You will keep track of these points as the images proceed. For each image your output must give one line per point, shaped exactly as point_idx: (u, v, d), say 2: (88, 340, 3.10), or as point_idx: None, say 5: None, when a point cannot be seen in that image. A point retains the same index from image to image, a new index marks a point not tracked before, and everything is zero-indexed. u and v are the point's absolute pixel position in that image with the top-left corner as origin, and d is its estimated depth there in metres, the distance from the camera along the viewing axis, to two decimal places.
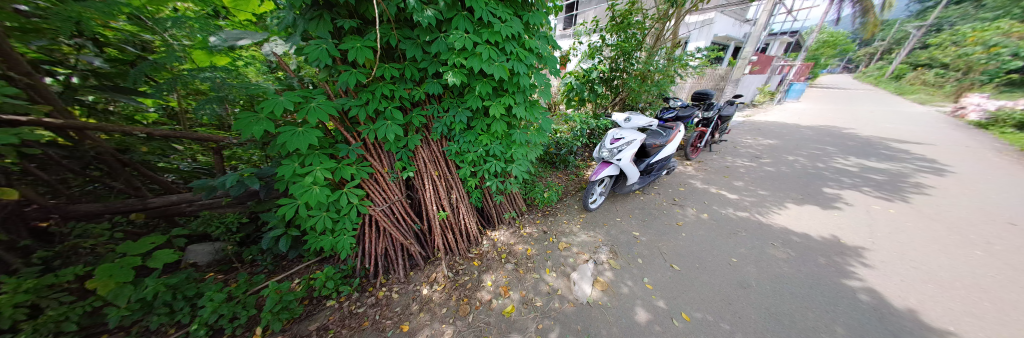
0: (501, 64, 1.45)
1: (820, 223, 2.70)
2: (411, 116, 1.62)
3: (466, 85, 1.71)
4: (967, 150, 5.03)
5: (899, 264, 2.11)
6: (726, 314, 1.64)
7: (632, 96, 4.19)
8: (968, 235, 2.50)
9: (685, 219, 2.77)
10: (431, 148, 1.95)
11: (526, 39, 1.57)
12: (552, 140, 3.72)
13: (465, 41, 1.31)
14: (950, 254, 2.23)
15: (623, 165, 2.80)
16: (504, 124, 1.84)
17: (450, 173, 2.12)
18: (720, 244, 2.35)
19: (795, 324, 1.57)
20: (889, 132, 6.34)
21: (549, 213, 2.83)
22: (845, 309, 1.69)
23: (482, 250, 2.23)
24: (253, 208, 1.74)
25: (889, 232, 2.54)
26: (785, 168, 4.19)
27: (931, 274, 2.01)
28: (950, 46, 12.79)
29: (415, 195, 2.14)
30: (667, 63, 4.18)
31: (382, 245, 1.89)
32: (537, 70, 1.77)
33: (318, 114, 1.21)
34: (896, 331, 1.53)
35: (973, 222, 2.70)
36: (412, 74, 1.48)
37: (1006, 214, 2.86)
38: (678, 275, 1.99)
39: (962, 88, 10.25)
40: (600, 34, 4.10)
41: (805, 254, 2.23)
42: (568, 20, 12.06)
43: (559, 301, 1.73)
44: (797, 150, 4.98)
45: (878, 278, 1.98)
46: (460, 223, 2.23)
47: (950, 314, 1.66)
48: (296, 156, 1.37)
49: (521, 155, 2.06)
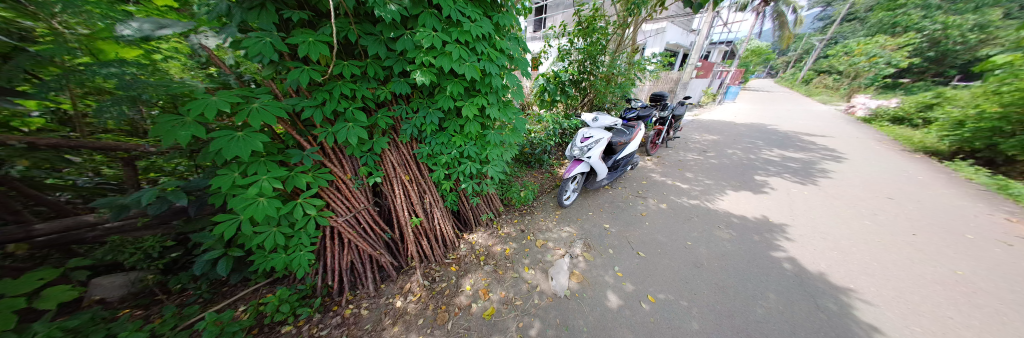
0: (472, 64, 1.45)
1: (755, 206, 3.15)
2: (376, 118, 1.53)
3: (436, 85, 1.67)
4: (857, 141, 6.24)
5: (812, 236, 2.56)
6: (683, 292, 1.84)
7: (599, 97, 4.46)
8: (860, 209, 3.11)
9: (647, 209, 3.03)
10: (400, 151, 1.87)
11: (497, 39, 1.58)
12: (527, 140, 3.80)
13: (434, 40, 1.28)
14: (848, 225, 2.77)
15: (593, 163, 2.96)
16: (478, 125, 1.83)
17: (423, 176, 2.05)
18: (677, 230, 2.62)
19: (737, 294, 1.83)
20: (802, 127, 7.63)
21: (526, 212, 2.88)
22: (776, 278, 2.01)
23: (460, 254, 2.18)
24: (181, 228, 1.49)
25: (805, 210, 3.07)
26: (727, 160, 4.80)
27: (835, 242, 2.48)
28: (841, 56, 15.82)
29: (384, 202, 2.03)
30: (628, 66, 4.52)
31: (347, 260, 1.77)
32: (510, 71, 1.80)
33: (261, 116, 1.07)
34: (813, 292, 1.88)
35: (860, 199, 3.39)
36: (377, 73, 1.41)
37: (885, 191, 3.62)
38: (643, 261, 2.17)
39: (853, 90, 12.70)
40: (568, 37, 4.28)
41: (744, 233, 2.59)
42: (538, 23, 12.44)
43: (538, 297, 1.77)
44: (736, 145, 5.74)
45: (797, 248, 2.38)
46: (435, 228, 2.16)
47: (850, 274, 2.07)
48: (236, 165, 1.21)
49: (496, 156, 2.06)
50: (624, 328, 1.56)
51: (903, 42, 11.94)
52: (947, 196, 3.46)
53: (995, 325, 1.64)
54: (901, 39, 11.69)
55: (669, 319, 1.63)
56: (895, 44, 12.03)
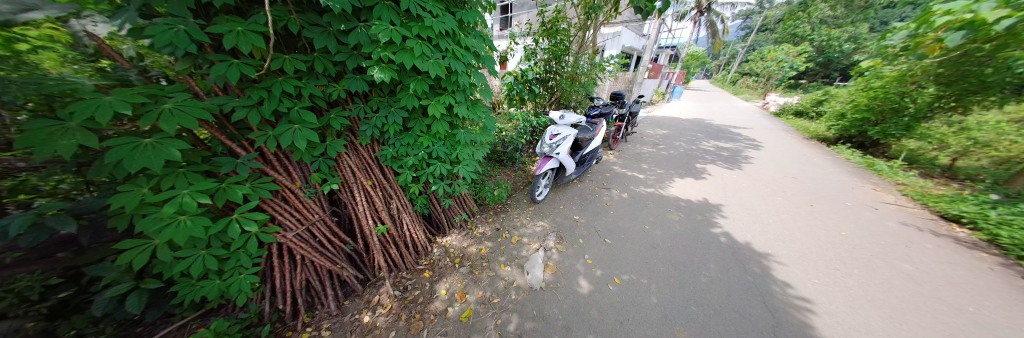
0: (436, 61, 1.41)
1: (698, 190, 3.62)
2: (329, 119, 1.41)
3: (397, 83, 1.58)
4: (771, 132, 7.54)
5: (741, 213, 3.04)
6: (643, 272, 2.05)
7: (565, 95, 4.66)
8: (775, 188, 3.78)
9: (611, 199, 3.27)
10: (359, 154, 1.74)
11: (462, 37, 1.55)
12: (498, 139, 3.81)
13: (392, 35, 1.21)
14: (767, 201, 3.35)
15: (562, 159, 3.10)
16: (446, 125, 1.78)
17: (387, 180, 1.94)
18: (637, 216, 2.89)
19: (685, 268, 2.10)
20: (731, 121, 8.95)
21: (500, 211, 2.89)
22: (714, 250, 2.35)
23: (433, 259, 2.11)
24: (68, 263, 1.11)
25: (735, 191, 3.62)
26: (675, 151, 5.42)
27: (757, 216, 2.98)
28: (758, 61, 18.88)
29: (344, 210, 1.88)
30: (590, 67, 4.79)
31: (302, 278, 1.60)
32: (477, 70, 1.78)
33: (176, 118, 0.90)
34: (742, 259, 2.25)
35: (774, 179, 4.12)
36: (328, 70, 1.29)
37: (791, 172, 4.45)
38: (609, 246, 2.35)
39: (767, 90, 15.27)
40: (533, 37, 4.38)
41: (690, 214, 2.96)
42: (504, 21, 12.54)
43: (515, 292, 1.80)
44: (681, 137, 6.51)
45: (730, 224, 2.81)
46: (404, 234, 2.06)
47: (768, 241, 2.51)
48: (145, 178, 1.00)
49: (467, 156, 2.03)
50: (595, 310, 1.69)
51: (800, 50, 14.69)
52: (831, 173, 4.39)
53: (860, 271, 2.15)
54: (798, 48, 14.37)
55: (632, 297, 1.80)
56: (794, 52, 14.74)
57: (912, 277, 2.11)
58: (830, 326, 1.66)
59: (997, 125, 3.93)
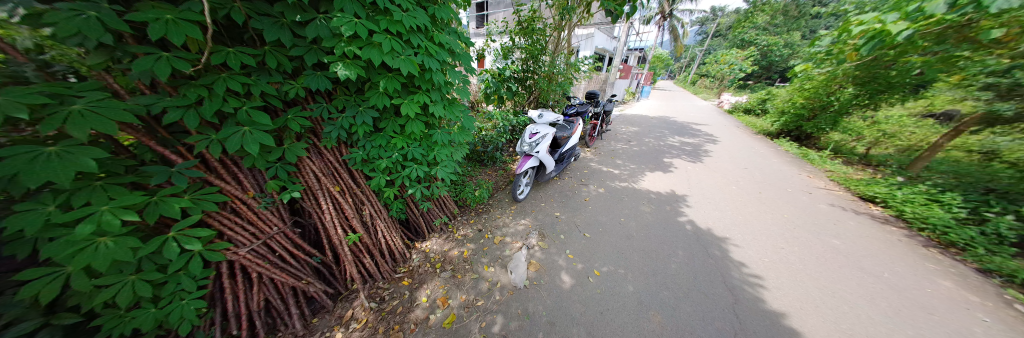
0: (408, 58, 1.34)
1: (666, 183, 3.88)
2: (287, 120, 1.27)
3: (364, 80, 1.48)
4: (727, 127, 8.33)
5: (704, 202, 3.32)
6: (620, 262, 2.15)
7: (543, 94, 4.71)
8: (732, 178, 4.17)
9: (589, 194, 3.38)
10: (324, 158, 1.62)
11: (435, 33, 1.49)
12: (478, 139, 3.77)
13: (357, 29, 1.13)
14: (725, 190, 3.69)
15: (541, 157, 3.13)
16: (422, 124, 1.70)
17: (357, 185, 1.82)
18: (613, 209, 3.02)
19: (658, 256, 2.24)
20: (693, 118, 9.74)
21: (482, 211, 2.85)
22: (682, 237, 2.54)
23: (413, 266, 2.02)
24: None
25: (699, 182, 3.94)
26: (645, 147, 5.76)
27: (718, 204, 3.27)
28: (714, 64, 20.77)
29: (309, 220, 1.73)
30: (566, 66, 4.91)
31: (260, 298, 1.44)
32: (452, 67, 1.72)
33: (89, 122, 0.75)
34: (705, 243, 2.46)
35: (730, 170, 4.55)
36: (282, 64, 1.16)
37: (745, 163, 4.95)
38: (589, 240, 2.42)
39: (721, 90, 16.90)
40: (510, 36, 4.37)
41: (660, 205, 3.17)
42: (480, 19, 12.45)
43: (499, 293, 1.79)
44: (651, 134, 6.95)
45: (695, 212, 3.05)
46: (379, 241, 1.94)
47: (726, 226, 2.77)
48: (50, 195, 0.83)
49: (446, 156, 1.96)
50: (578, 303, 1.73)
51: (748, 54, 16.43)
52: (776, 164, 4.96)
53: (801, 248, 2.46)
54: (746, 52, 16.05)
55: (611, 288, 1.88)
56: (743, 56, 16.46)
57: (841, 250, 2.46)
58: (777, 298, 1.88)
59: (899, 120, 5.05)
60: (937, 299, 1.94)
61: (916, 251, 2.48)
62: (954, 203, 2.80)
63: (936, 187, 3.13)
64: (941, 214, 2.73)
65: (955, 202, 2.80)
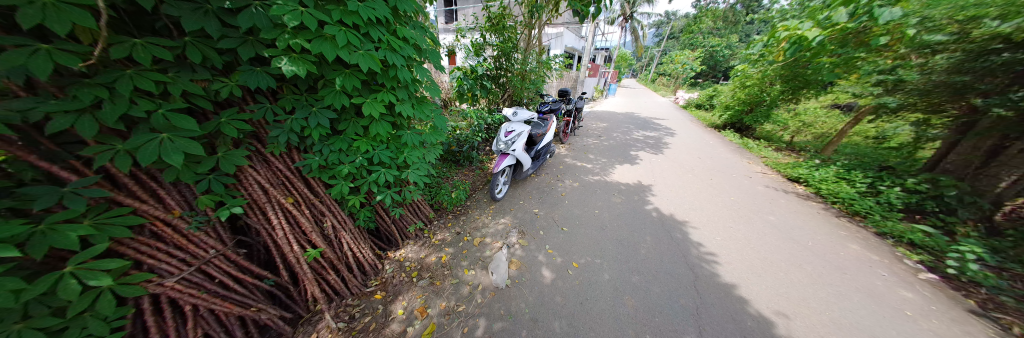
0: (367, 53, 1.23)
1: (635, 174, 4.14)
2: (219, 124, 1.09)
3: (316, 77, 1.33)
4: (684, 121, 9.14)
5: (667, 190, 3.59)
6: (596, 252, 2.24)
7: (517, 92, 4.72)
8: (691, 167, 4.58)
9: (566, 189, 3.47)
10: (271, 167, 1.45)
11: (397, 27, 1.40)
12: (452, 139, 3.65)
13: (304, 19, 1.00)
14: (685, 179, 4.04)
15: (518, 155, 3.13)
16: (388, 125, 1.58)
17: (314, 195, 1.66)
18: (588, 202, 3.13)
19: (629, 243, 2.38)
20: (655, 114, 10.52)
21: (460, 213, 2.77)
22: (649, 223, 2.73)
23: (386, 277, 1.89)
24: None
25: (662, 172, 4.27)
26: (614, 141, 6.07)
27: (679, 191, 3.56)
28: (671, 63, 22.67)
29: (256, 238, 1.54)
30: (538, 64, 4.96)
31: (197, 334, 1.23)
32: (419, 64, 1.63)
33: None
34: (669, 228, 2.68)
35: (688, 160, 5.00)
36: (208, 58, 0.99)
37: (700, 153, 5.47)
38: (566, 234, 2.48)
39: (677, 87, 18.54)
40: (481, 33, 4.28)
41: (629, 196, 3.37)
42: (449, 15, 12.16)
43: (481, 295, 1.75)
44: (618, 129, 7.35)
45: (660, 200, 3.30)
46: (345, 255, 1.79)
47: (686, 211, 3.04)
48: None
49: (417, 158, 1.86)
50: (559, 296, 1.76)
51: (697, 55, 18.23)
52: (725, 152, 5.56)
53: (746, 226, 2.78)
54: (697, 53, 17.78)
55: (588, 278, 1.94)
56: (694, 56, 18.21)
57: (777, 225, 2.83)
58: (728, 272, 2.11)
59: (814, 111, 5.84)
60: (849, 260, 2.32)
61: (833, 221, 2.95)
62: (858, 179, 3.39)
63: (845, 167, 3.77)
64: (849, 189, 3.29)
65: (857, 179, 3.39)
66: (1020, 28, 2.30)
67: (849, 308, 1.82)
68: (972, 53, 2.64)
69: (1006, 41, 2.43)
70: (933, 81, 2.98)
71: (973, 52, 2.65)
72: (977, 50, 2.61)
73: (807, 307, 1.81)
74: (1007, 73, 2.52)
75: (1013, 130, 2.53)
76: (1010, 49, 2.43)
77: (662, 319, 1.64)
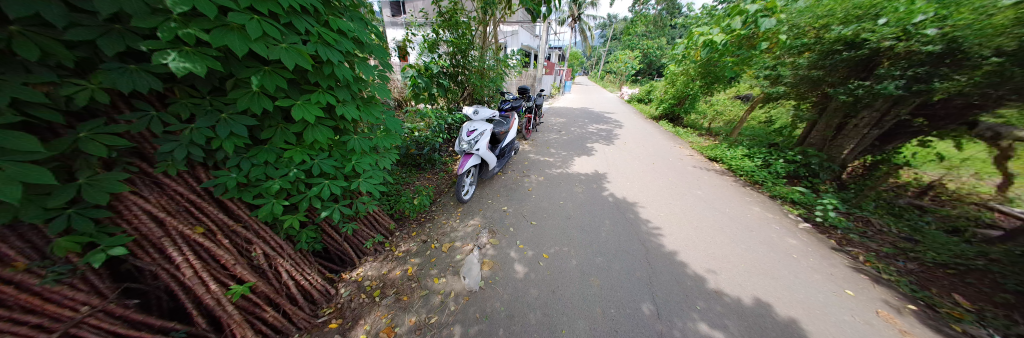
0: (291, 47, 1.05)
1: (593, 164, 4.44)
2: (76, 141, 0.81)
3: (222, 75, 1.09)
4: (630, 114, 10.14)
5: (620, 176, 3.94)
6: (563, 241, 2.34)
7: (476, 90, 4.63)
8: (639, 154, 5.11)
9: (532, 184, 3.55)
10: (165, 193, 1.15)
11: (329, 17, 1.22)
12: (409, 142, 3.41)
13: (196, 3, 0.81)
14: (634, 165, 4.49)
15: (482, 154, 3.07)
16: (329, 131, 1.39)
17: (231, 221, 1.38)
18: (553, 195, 3.26)
19: (590, 229, 2.55)
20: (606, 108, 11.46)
21: (426, 220, 2.61)
22: (608, 208, 2.98)
23: (341, 302, 1.68)
24: None
25: (616, 161, 4.67)
26: (572, 135, 6.40)
27: (629, 177, 3.95)
28: (615, 61, 24.98)
29: (155, 283, 1.21)
30: (496, 61, 4.92)
31: None
32: (361, 61, 1.46)
33: None
34: (624, 210, 2.96)
35: (635, 148, 5.57)
36: (50, 53, 0.72)
37: (644, 142, 6.14)
38: (535, 227, 2.54)
39: (621, 83, 20.52)
40: (433, 28, 4.06)
41: (589, 184, 3.61)
42: (395, 7, 11.29)
43: (454, 302, 1.68)
44: (575, 124, 7.80)
45: (615, 185, 3.62)
46: (285, 284, 1.54)
47: (635, 193, 3.39)
48: None
49: (369, 166, 1.68)
50: (532, 289, 1.80)
51: (636, 55, 20.42)
52: (663, 140, 6.36)
53: (683, 201, 3.23)
54: (635, 53, 19.91)
55: (558, 267, 2.02)
56: (633, 56, 20.37)
57: (705, 198, 3.35)
58: (671, 241, 2.42)
59: (724, 102, 7.40)
60: (755, 220, 2.88)
61: (745, 190, 3.61)
62: (758, 155, 4.22)
63: (748, 146, 4.66)
64: (753, 164, 4.07)
65: (759, 154, 4.22)
66: (853, 33, 3.05)
67: (757, 258, 2.25)
68: (823, 54, 3.45)
69: (844, 44, 3.22)
70: (800, 75, 3.80)
71: (823, 53, 3.43)
72: (825, 51, 3.42)
73: (729, 262, 2.18)
74: (844, 68, 3.37)
75: (850, 110, 3.44)
76: (846, 50, 3.23)
77: (623, 293, 1.80)
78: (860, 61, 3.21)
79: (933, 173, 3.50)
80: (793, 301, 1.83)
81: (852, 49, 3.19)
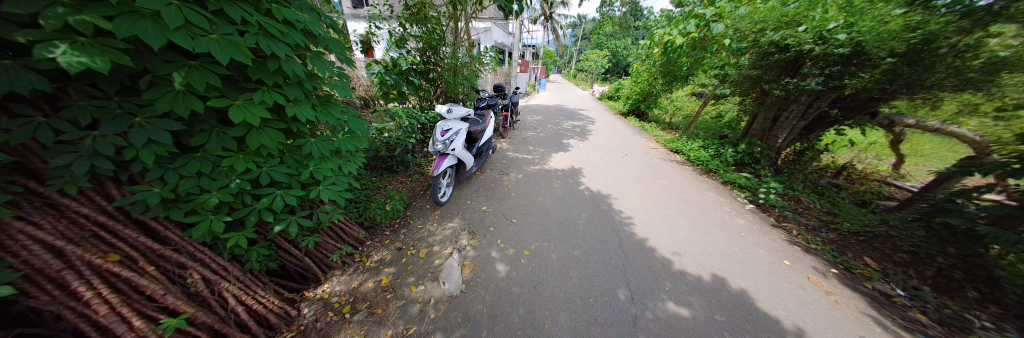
0: (227, 40, 0.92)
1: (568, 160, 4.56)
2: None
3: (134, 72, 0.91)
4: (600, 110, 10.57)
5: (594, 170, 4.10)
6: (543, 236, 2.37)
7: (450, 89, 4.50)
8: (611, 149, 5.36)
9: (511, 182, 3.55)
10: (64, 217, 0.96)
11: (273, 6, 1.08)
12: (378, 143, 3.20)
13: None
14: (606, 159, 4.70)
15: (459, 154, 2.98)
16: (278, 134, 1.24)
17: (156, 244, 1.18)
18: (533, 191, 3.29)
19: (568, 223, 2.61)
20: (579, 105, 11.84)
21: (401, 225, 2.48)
22: (584, 201, 3.07)
23: (304, 323, 1.52)
24: None
25: (590, 156, 4.84)
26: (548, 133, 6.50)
27: (603, 171, 4.11)
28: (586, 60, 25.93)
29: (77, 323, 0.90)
30: (470, 58, 4.79)
31: None
32: (315, 55, 1.32)
33: None
34: (598, 202, 3.07)
35: (607, 143, 5.82)
36: None
37: (615, 137, 6.44)
38: (515, 225, 2.54)
39: (592, 81, 21.39)
40: (399, 22, 3.83)
41: (566, 179, 3.71)
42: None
43: (434, 309, 1.61)
44: (550, 121, 7.93)
45: (590, 179, 3.75)
46: (231, 311, 1.35)
47: (608, 186, 3.54)
48: None
49: (330, 172, 1.54)
50: (514, 287, 1.80)
51: (604, 54, 21.38)
52: (631, 134, 6.74)
53: (650, 191, 3.44)
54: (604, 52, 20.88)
55: (539, 263, 2.04)
56: (601, 55, 21.30)
57: (670, 187, 3.61)
58: (641, 229, 2.57)
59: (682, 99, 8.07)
60: (712, 205, 3.16)
61: (703, 179, 3.95)
62: (713, 146, 4.67)
63: (704, 138, 5.12)
64: (709, 154, 4.50)
65: (713, 146, 4.66)
66: (782, 38, 3.45)
67: (714, 239, 2.48)
68: (760, 55, 3.87)
69: (776, 47, 3.64)
70: (743, 74, 4.24)
71: (760, 54, 3.85)
72: (762, 53, 3.83)
73: (690, 245, 2.37)
74: (777, 68, 3.83)
75: (782, 104, 3.95)
76: (778, 52, 3.66)
77: (600, 282, 1.87)
78: (790, 61, 3.68)
79: (846, 157, 4.16)
80: (744, 274, 2.04)
81: (783, 51, 3.62)
